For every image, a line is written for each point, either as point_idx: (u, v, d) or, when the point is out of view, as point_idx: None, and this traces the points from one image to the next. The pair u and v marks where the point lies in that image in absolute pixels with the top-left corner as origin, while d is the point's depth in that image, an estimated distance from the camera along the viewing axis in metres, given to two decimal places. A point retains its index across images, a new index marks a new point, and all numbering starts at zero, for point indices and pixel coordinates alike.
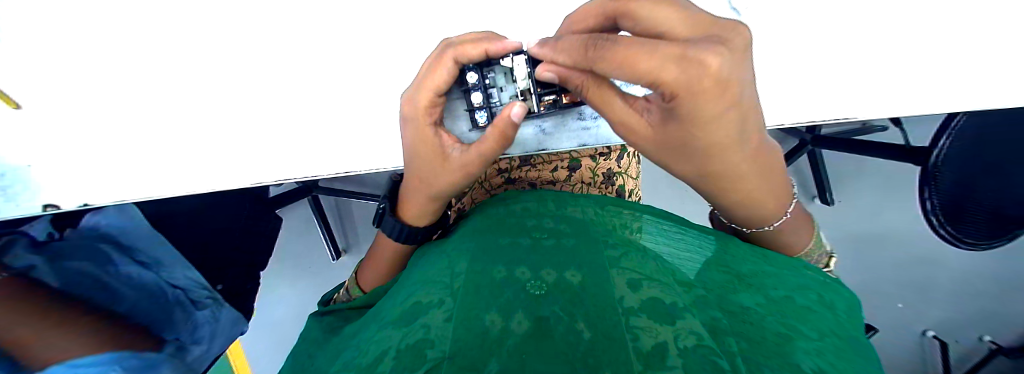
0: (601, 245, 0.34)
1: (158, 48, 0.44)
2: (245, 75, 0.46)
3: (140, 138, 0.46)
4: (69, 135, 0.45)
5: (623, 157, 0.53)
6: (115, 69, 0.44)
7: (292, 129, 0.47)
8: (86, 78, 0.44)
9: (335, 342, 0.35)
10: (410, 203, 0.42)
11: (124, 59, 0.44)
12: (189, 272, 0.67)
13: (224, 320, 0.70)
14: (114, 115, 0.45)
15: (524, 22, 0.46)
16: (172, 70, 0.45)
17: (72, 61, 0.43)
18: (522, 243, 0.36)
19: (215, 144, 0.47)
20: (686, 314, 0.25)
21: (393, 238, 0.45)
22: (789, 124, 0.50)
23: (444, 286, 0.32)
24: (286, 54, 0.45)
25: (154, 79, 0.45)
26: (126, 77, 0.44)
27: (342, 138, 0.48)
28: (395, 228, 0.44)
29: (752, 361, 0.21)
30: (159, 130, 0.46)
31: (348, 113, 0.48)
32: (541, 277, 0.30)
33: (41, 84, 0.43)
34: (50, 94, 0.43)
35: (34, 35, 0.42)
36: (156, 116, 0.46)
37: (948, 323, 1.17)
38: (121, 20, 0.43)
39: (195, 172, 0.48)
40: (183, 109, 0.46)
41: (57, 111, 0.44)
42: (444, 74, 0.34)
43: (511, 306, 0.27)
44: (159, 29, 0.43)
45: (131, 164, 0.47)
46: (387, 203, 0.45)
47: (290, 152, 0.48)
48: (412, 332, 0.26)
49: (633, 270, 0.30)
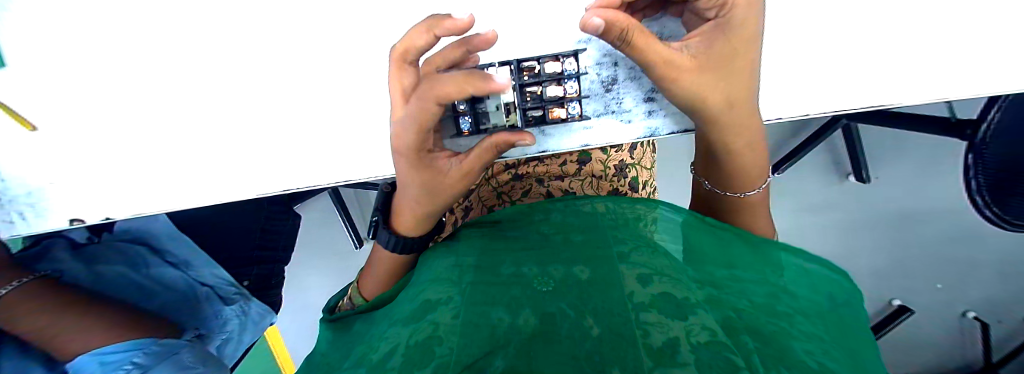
0: (611, 241, 0.33)
1: (153, 69, 0.45)
2: (233, 86, 0.45)
3: (151, 155, 0.48)
4: (86, 153, 0.48)
5: (636, 147, 0.51)
6: (118, 91, 0.45)
7: (288, 140, 0.48)
8: (94, 99, 0.46)
9: (348, 338, 0.36)
10: (404, 214, 0.43)
11: (128, 82, 0.45)
12: (214, 269, 0.70)
13: (251, 314, 0.74)
14: (121, 136, 0.47)
15: (502, 11, 0.41)
16: (172, 89, 0.45)
17: (82, 81, 0.45)
18: (531, 240, 0.37)
19: (218, 157, 0.48)
20: (699, 310, 0.24)
21: (388, 249, 0.45)
22: (814, 113, 0.45)
23: (451, 284, 0.32)
24: (269, 64, 0.45)
25: (155, 99, 0.46)
26: (130, 99, 0.46)
27: (333, 146, 0.48)
28: (390, 241, 0.44)
29: (766, 359, 0.19)
30: (166, 147, 0.48)
31: (340, 121, 0.47)
32: (547, 274, 0.30)
33: (50, 107, 0.45)
34: (60, 114, 0.46)
35: (39, 64, 0.44)
36: (163, 135, 0.47)
37: (990, 303, 1.11)
38: (113, 40, 0.43)
39: (202, 181, 0.49)
40: (184, 126, 0.47)
41: (69, 131, 0.46)
42: (420, 111, 0.30)
43: (518, 304, 0.27)
44: (150, 49, 0.44)
45: (147, 178, 0.49)
46: (381, 217, 0.46)
47: (290, 160, 0.49)
48: (420, 329, 0.27)
49: (643, 265, 0.29)
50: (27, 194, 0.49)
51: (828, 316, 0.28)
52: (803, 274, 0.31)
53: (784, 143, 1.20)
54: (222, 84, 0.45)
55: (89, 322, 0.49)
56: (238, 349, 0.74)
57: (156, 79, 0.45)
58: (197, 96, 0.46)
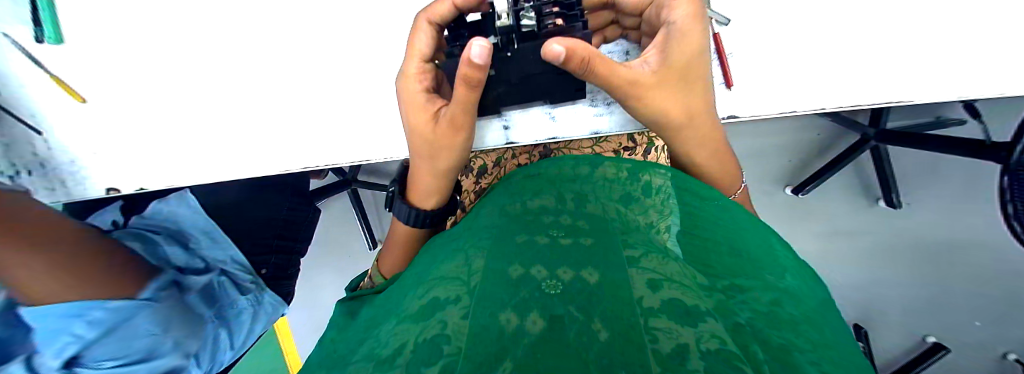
0: (620, 245, 0.32)
1: (220, 68, 0.54)
2: (279, 81, 0.54)
3: (206, 137, 0.57)
4: (158, 134, 0.57)
5: (649, 151, 0.56)
6: (189, 83, 0.55)
7: (316, 127, 0.55)
8: (172, 90, 0.55)
9: (357, 330, 0.34)
10: (418, 182, 0.51)
11: (199, 76, 0.55)
12: (234, 254, 0.75)
13: (264, 304, 0.78)
14: (186, 120, 0.56)
15: None
16: (231, 84, 0.55)
17: (160, 77, 0.55)
18: (539, 243, 0.33)
19: (262, 141, 0.57)
20: (709, 317, 0.22)
21: (403, 220, 0.53)
22: (829, 108, 0.52)
23: (461, 281, 0.30)
24: (311, 62, 0.53)
25: (217, 91, 0.55)
26: (198, 89, 0.55)
27: (356, 130, 0.55)
28: (407, 213, 0.53)
29: (782, 362, 0.18)
30: (220, 131, 0.57)
31: (363, 110, 0.55)
32: (556, 276, 0.27)
33: (137, 95, 0.56)
34: (145, 101, 0.56)
35: (137, 62, 0.54)
36: (218, 121, 0.56)
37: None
38: (193, 42, 0.54)
39: (246, 167, 0.58)
40: (236, 113, 0.56)
41: (147, 114, 0.56)
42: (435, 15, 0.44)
43: (527, 305, 0.24)
44: (221, 52, 0.54)
45: (198, 159, 0.58)
46: (397, 189, 0.56)
47: (311, 147, 0.56)
48: (428, 328, 0.23)
49: (652, 271, 0.28)
50: (71, 162, 0.58)
51: (841, 326, 0.28)
52: (801, 278, 0.32)
53: (807, 164, 1.31)
54: (270, 80, 0.54)
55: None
56: (249, 339, 0.76)
57: (221, 75, 0.54)
58: (249, 89, 0.55)
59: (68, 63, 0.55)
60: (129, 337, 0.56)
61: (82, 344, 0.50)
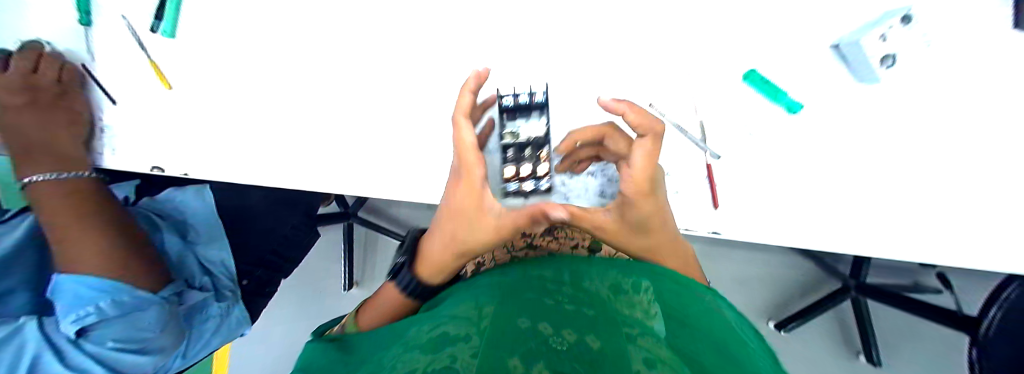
0: (619, 322, 0.33)
1: (293, 91, 0.61)
2: (340, 112, 0.60)
3: (253, 143, 0.61)
4: (211, 130, 0.61)
5: None
6: (261, 95, 0.61)
7: (358, 157, 0.60)
8: (243, 97, 0.61)
9: (352, 358, 0.34)
10: (428, 261, 0.52)
11: (272, 92, 0.61)
12: (225, 258, 0.73)
13: (232, 317, 0.72)
14: (242, 124, 0.61)
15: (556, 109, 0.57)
16: (296, 105, 0.61)
17: (238, 84, 0.62)
18: (544, 305, 0.35)
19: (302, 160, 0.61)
20: None
21: (400, 289, 0.54)
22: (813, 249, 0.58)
23: (470, 324, 0.31)
24: (375, 103, 0.60)
25: (282, 108, 0.61)
26: (265, 102, 0.61)
27: (393, 168, 0.60)
28: (407, 281, 0.54)
29: None
30: (267, 141, 0.61)
31: (406, 153, 0.60)
32: (562, 336, 0.29)
33: (211, 93, 0.62)
34: (215, 100, 0.61)
35: (225, 69, 0.62)
36: (270, 133, 0.61)
37: None
38: (280, 66, 0.62)
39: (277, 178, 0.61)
40: (289, 130, 0.61)
41: (211, 111, 0.61)
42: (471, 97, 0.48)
43: (533, 356, 0.25)
44: (299, 79, 0.61)
45: (235, 161, 0.61)
46: (405, 258, 0.56)
47: (346, 173, 0.60)
48: (438, 360, 0.24)
49: (648, 350, 0.28)
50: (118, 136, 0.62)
51: None
52: None
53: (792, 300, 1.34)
54: (333, 110, 0.61)
55: (43, 209, 0.56)
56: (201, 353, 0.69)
57: (291, 97, 0.61)
58: (310, 112, 0.61)
59: (167, 54, 0.62)
60: (134, 327, 0.55)
61: (98, 318, 0.52)
